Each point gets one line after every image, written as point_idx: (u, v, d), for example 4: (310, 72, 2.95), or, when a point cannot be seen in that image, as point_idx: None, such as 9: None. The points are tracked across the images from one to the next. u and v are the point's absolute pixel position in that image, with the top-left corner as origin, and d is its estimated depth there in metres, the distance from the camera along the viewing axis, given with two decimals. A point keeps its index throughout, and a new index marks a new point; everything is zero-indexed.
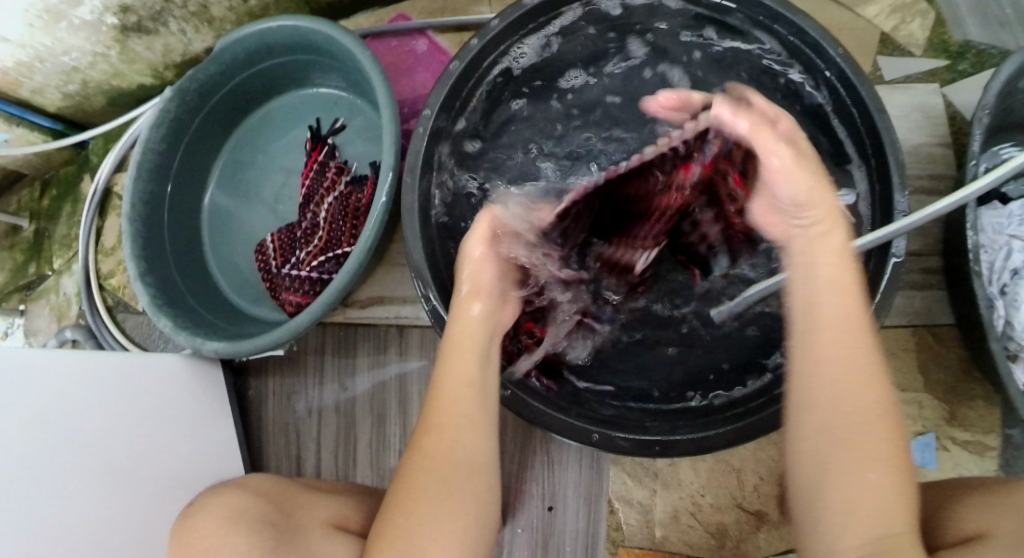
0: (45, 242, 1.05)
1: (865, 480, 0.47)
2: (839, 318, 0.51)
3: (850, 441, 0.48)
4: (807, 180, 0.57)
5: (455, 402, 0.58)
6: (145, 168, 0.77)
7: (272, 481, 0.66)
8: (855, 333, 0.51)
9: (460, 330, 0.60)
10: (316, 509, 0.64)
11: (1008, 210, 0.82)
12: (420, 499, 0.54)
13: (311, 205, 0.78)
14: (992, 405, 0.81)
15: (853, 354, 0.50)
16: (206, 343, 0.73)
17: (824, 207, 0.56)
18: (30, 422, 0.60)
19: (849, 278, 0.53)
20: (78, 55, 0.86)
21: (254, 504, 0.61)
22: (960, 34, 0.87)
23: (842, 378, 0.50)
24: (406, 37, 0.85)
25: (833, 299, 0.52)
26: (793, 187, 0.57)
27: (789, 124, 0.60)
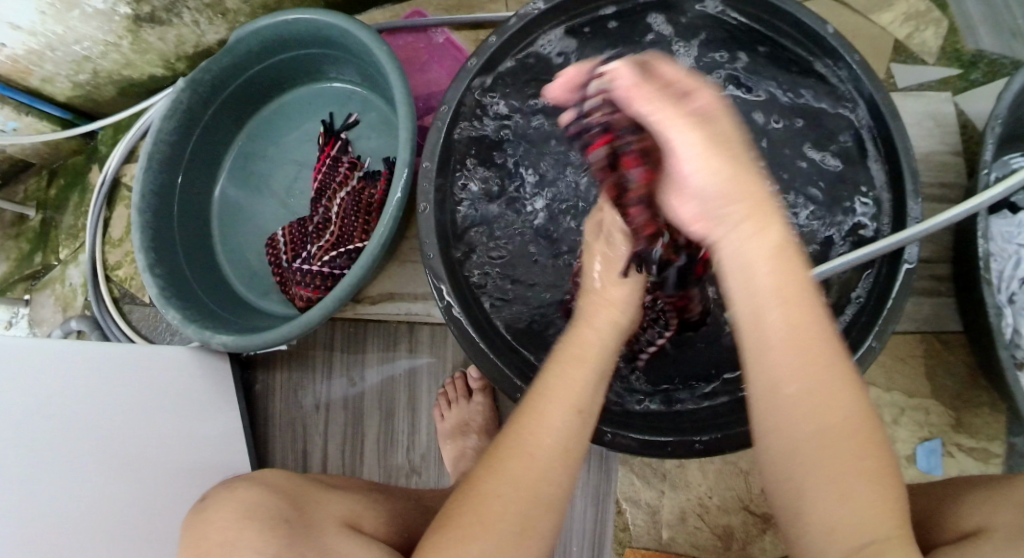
0: (52, 232, 1.05)
1: (836, 497, 0.39)
2: (789, 330, 0.41)
3: (824, 461, 0.39)
4: (712, 172, 0.43)
5: (554, 423, 0.46)
6: (155, 159, 0.77)
7: (286, 476, 0.64)
8: (807, 327, 0.41)
9: (575, 341, 0.50)
10: (332, 506, 0.62)
11: (1018, 219, 0.82)
12: (490, 516, 0.43)
13: (324, 199, 0.78)
14: (998, 413, 0.81)
15: (820, 364, 0.40)
16: (215, 336, 0.73)
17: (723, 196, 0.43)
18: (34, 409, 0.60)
19: (800, 280, 0.42)
20: (90, 45, 0.86)
21: (270, 498, 0.59)
22: (973, 44, 0.87)
23: (787, 398, 0.40)
24: (422, 32, 0.85)
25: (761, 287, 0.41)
26: (701, 179, 0.43)
27: (706, 95, 0.44)
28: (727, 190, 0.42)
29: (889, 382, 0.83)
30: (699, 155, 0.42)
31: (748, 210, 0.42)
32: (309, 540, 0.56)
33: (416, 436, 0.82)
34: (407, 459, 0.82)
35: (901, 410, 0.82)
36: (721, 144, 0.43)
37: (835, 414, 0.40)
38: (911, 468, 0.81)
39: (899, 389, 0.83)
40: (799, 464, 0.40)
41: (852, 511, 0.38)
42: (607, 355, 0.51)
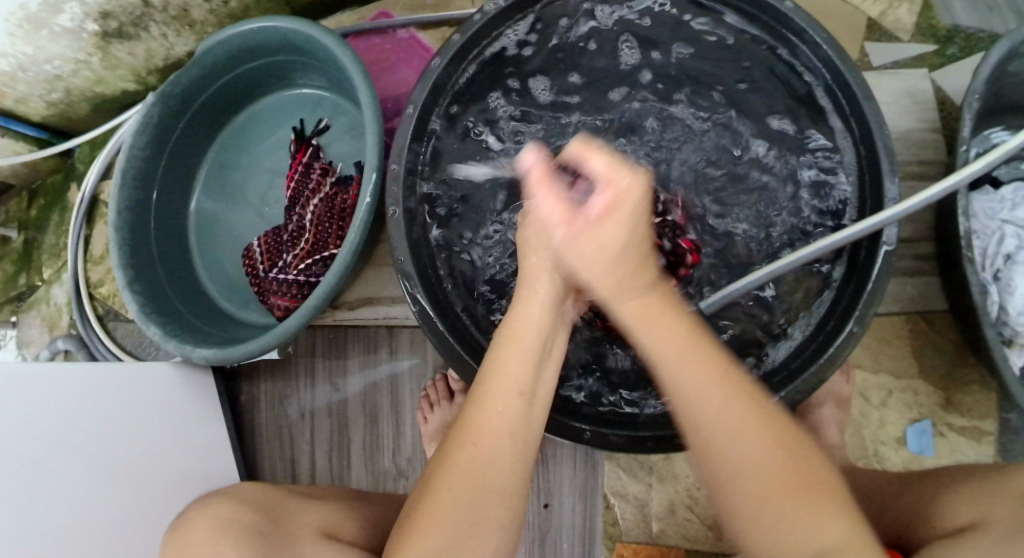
0: (35, 252, 1.05)
1: (771, 518, 0.44)
2: (681, 375, 0.46)
3: (752, 482, 0.44)
4: (611, 205, 0.49)
5: (492, 415, 0.47)
6: (130, 174, 0.77)
7: (261, 490, 0.67)
8: (700, 367, 0.46)
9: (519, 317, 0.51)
10: (309, 516, 0.64)
11: (1001, 194, 0.82)
12: (443, 506, 0.46)
13: (297, 207, 0.78)
14: (988, 390, 0.80)
15: (715, 394, 0.46)
16: (196, 349, 0.73)
17: (615, 245, 0.49)
18: (25, 432, 0.60)
19: (682, 333, 0.48)
20: (60, 63, 0.85)
21: (245, 512, 0.61)
22: (948, 19, 0.86)
23: (707, 431, 0.45)
24: (388, 33, 0.84)
25: (659, 334, 0.48)
26: (606, 223, 0.49)
27: (627, 182, 0.49)
28: (624, 257, 0.49)
29: (876, 364, 0.82)
30: (603, 229, 0.49)
31: (632, 277, 0.49)
32: (285, 548, 0.58)
33: (401, 441, 0.82)
34: (394, 463, 0.82)
35: (889, 392, 0.82)
36: (614, 219, 0.49)
37: (750, 437, 0.45)
38: (903, 450, 0.81)
39: (886, 370, 0.82)
40: (728, 493, 0.45)
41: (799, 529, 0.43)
42: (545, 334, 0.51)
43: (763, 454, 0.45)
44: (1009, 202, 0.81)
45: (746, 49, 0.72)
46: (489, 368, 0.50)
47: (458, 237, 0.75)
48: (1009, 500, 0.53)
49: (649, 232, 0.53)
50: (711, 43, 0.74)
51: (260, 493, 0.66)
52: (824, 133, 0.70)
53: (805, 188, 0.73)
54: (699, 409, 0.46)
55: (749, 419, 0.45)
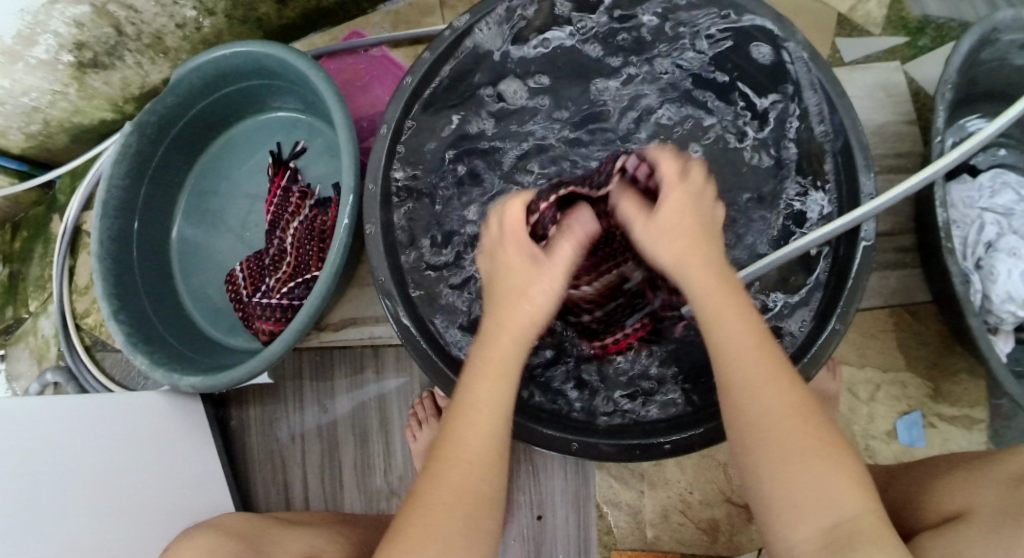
0: (20, 285, 1.04)
1: (801, 482, 0.45)
2: (732, 338, 0.49)
3: (788, 447, 0.46)
4: (674, 192, 0.56)
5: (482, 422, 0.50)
6: (111, 205, 0.77)
7: (244, 521, 0.67)
8: (747, 334, 0.49)
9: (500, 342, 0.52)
10: (290, 543, 0.64)
11: (978, 182, 0.83)
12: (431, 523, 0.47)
13: (277, 231, 0.78)
14: (976, 379, 0.81)
15: (765, 360, 0.49)
16: (184, 378, 0.73)
17: (682, 223, 0.55)
18: (19, 468, 0.60)
19: (739, 305, 0.51)
20: (37, 95, 0.85)
21: (226, 543, 0.61)
22: (918, 10, 0.87)
23: (750, 396, 0.48)
24: (361, 52, 0.84)
25: (719, 302, 0.51)
26: (666, 205, 0.56)
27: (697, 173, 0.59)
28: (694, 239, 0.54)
29: (862, 359, 0.83)
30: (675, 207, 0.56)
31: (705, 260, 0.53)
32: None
33: (392, 460, 0.82)
34: (386, 482, 0.82)
35: (877, 386, 0.82)
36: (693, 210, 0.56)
37: (787, 405, 0.47)
38: (894, 442, 0.81)
39: (873, 365, 0.83)
40: (761, 459, 0.47)
41: (822, 491, 0.45)
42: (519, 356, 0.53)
43: (795, 421, 0.47)
44: (987, 190, 0.82)
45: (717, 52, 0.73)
46: (467, 392, 0.51)
47: (435, 252, 0.75)
48: (996, 485, 0.54)
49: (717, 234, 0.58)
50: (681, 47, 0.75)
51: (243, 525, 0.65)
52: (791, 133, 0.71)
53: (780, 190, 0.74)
54: (749, 373, 0.48)
55: (785, 383, 0.48)
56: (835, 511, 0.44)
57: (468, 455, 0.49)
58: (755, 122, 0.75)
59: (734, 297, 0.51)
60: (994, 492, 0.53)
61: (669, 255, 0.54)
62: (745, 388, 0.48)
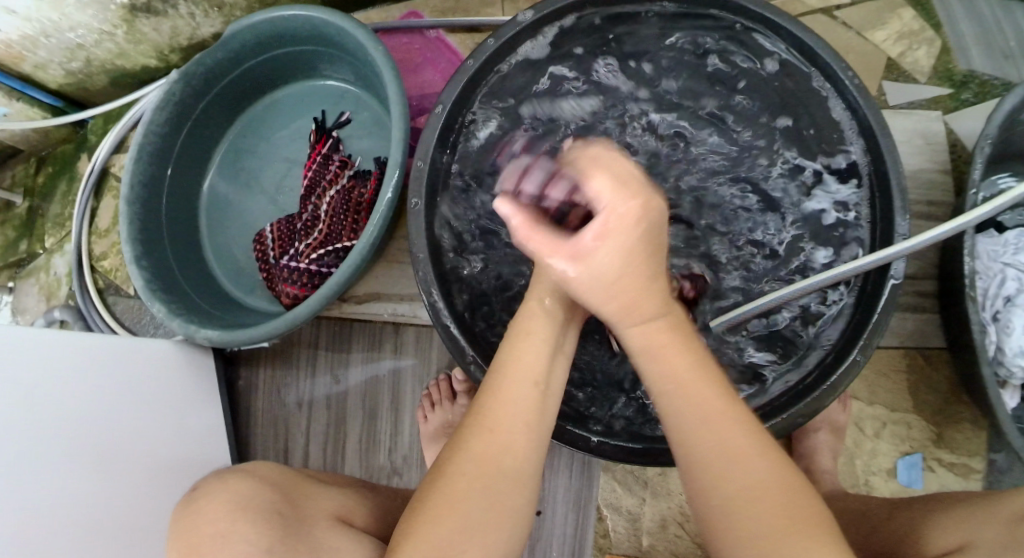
0: (38, 220, 1.04)
1: (764, 537, 0.41)
2: (676, 386, 0.45)
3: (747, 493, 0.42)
4: (616, 241, 0.44)
5: (514, 404, 0.47)
6: (146, 150, 0.77)
7: (277, 469, 0.65)
8: (696, 381, 0.45)
9: (527, 316, 0.51)
10: (321, 501, 0.63)
11: (1004, 238, 0.81)
12: (457, 496, 0.45)
13: (313, 197, 0.78)
14: (979, 429, 0.81)
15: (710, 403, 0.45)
16: (200, 330, 0.72)
17: (622, 267, 0.45)
18: (23, 412, 0.59)
19: (677, 350, 0.46)
20: (84, 33, 0.85)
21: (262, 491, 0.60)
22: (964, 64, 0.88)
23: (700, 452, 0.44)
24: (416, 33, 0.85)
25: (666, 360, 0.46)
26: (602, 260, 0.44)
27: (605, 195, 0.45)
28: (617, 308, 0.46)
29: (872, 396, 0.84)
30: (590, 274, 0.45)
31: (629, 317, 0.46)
32: (302, 539, 0.57)
33: (397, 439, 0.82)
34: (389, 460, 0.82)
35: (883, 423, 0.83)
36: (614, 277, 0.45)
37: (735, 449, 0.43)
38: (892, 481, 0.82)
39: (881, 403, 0.83)
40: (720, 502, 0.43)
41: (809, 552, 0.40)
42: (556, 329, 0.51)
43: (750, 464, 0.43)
44: (1012, 246, 0.81)
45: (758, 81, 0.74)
46: (502, 366, 0.49)
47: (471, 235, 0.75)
48: (995, 523, 0.54)
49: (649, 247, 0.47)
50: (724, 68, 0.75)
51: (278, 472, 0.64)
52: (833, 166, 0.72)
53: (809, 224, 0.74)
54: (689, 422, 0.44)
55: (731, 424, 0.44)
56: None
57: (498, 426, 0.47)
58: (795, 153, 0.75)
59: (686, 349, 0.46)
60: (994, 530, 0.54)
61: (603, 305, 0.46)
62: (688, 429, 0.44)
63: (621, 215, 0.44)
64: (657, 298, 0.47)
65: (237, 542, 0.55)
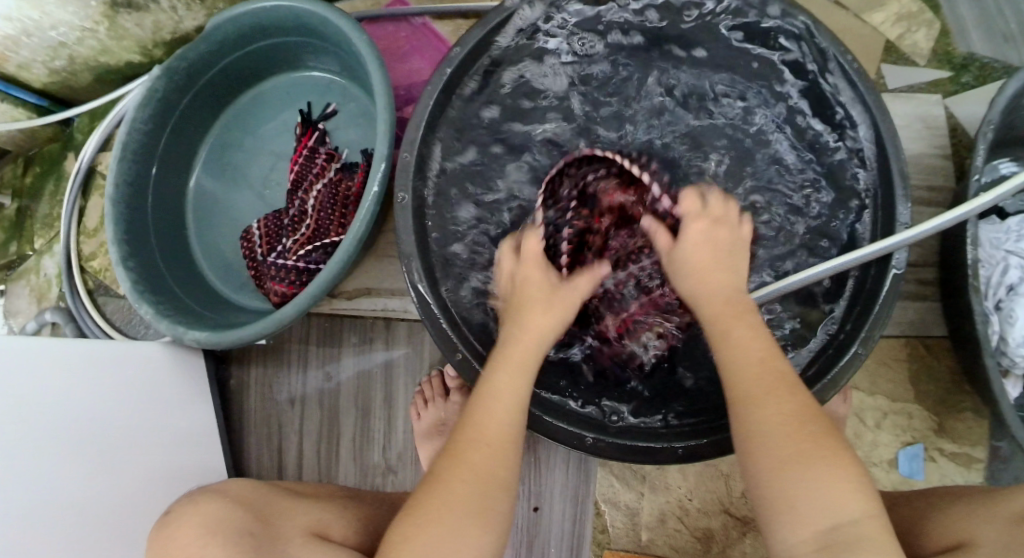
0: (27, 221, 1.02)
1: (797, 480, 0.45)
2: (738, 360, 0.51)
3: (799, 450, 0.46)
4: (697, 239, 0.59)
5: (497, 414, 0.52)
6: (129, 148, 0.75)
7: (251, 486, 0.65)
8: (760, 360, 0.51)
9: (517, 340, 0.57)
10: (298, 516, 0.64)
11: (1007, 225, 0.79)
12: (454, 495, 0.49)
13: (300, 191, 0.77)
14: (981, 419, 0.80)
15: (767, 381, 0.49)
16: (188, 331, 0.71)
17: (702, 257, 0.58)
18: (10, 421, 0.58)
19: (752, 335, 0.52)
20: (66, 31, 0.83)
21: (231, 513, 0.60)
22: (964, 46, 0.85)
23: (751, 406, 0.48)
24: (403, 21, 0.83)
25: (726, 333, 0.53)
26: (685, 246, 0.59)
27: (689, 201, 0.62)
28: (697, 287, 0.57)
29: (873, 387, 0.82)
30: (686, 258, 0.59)
31: (706, 305, 0.56)
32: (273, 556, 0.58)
33: (391, 436, 0.81)
34: (383, 458, 0.81)
35: (884, 414, 0.81)
36: (704, 260, 0.58)
37: (785, 415, 0.47)
38: (893, 472, 0.80)
39: (882, 393, 0.82)
40: (767, 459, 0.47)
41: (840, 492, 0.44)
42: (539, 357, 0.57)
43: (802, 427, 0.47)
44: (1015, 233, 0.78)
45: (749, 68, 0.72)
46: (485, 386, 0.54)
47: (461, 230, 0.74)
48: (997, 519, 0.53)
49: (723, 262, 0.58)
50: (715, 51, 0.73)
51: (248, 492, 0.64)
52: (830, 151, 0.70)
53: (804, 212, 0.73)
54: (746, 392, 0.49)
55: (784, 395, 0.48)
56: (831, 514, 0.44)
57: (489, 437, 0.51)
58: (791, 138, 0.73)
59: (744, 325, 0.53)
60: (996, 528, 0.52)
61: (686, 284, 0.59)
62: (749, 396, 0.49)
63: (697, 231, 0.60)
64: (734, 290, 0.56)
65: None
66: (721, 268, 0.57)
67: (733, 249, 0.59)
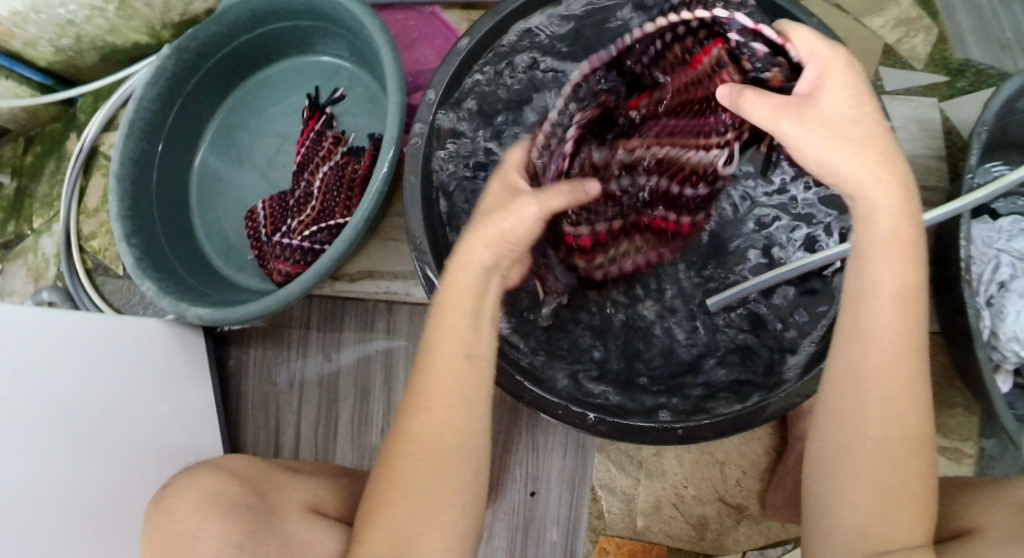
0: (26, 200, 1.02)
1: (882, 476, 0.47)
2: (883, 315, 0.48)
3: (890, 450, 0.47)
4: (854, 109, 0.50)
5: (441, 383, 0.51)
6: (137, 125, 0.75)
7: (248, 462, 0.66)
8: (901, 324, 0.48)
9: (451, 289, 0.52)
10: (294, 491, 0.65)
11: (999, 225, 0.81)
12: (409, 470, 0.51)
13: (306, 173, 0.77)
14: (970, 414, 0.81)
15: (900, 352, 0.48)
16: (191, 308, 0.71)
17: (838, 130, 0.49)
18: (15, 387, 0.58)
19: (904, 282, 0.48)
20: (75, 8, 0.84)
21: (229, 485, 0.60)
22: (960, 52, 0.88)
23: (871, 384, 0.48)
24: (412, 10, 0.84)
25: (884, 271, 0.48)
26: (833, 110, 0.50)
27: (831, 78, 0.50)
28: (854, 169, 0.48)
29: None
30: (823, 138, 0.49)
31: (864, 228, 0.49)
32: (269, 531, 0.58)
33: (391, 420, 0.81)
34: (381, 441, 0.81)
35: None
36: (849, 137, 0.49)
37: (899, 402, 0.48)
38: None
39: None
40: (864, 448, 0.48)
41: (897, 513, 0.47)
42: (475, 295, 0.52)
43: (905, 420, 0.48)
44: (1006, 233, 0.80)
45: None
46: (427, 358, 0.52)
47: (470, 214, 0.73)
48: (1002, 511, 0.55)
49: (870, 127, 0.49)
50: None
51: (246, 467, 0.65)
52: None
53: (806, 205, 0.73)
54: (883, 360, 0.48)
55: (910, 378, 0.48)
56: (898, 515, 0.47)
57: (433, 407, 0.51)
58: None
59: (900, 273, 0.48)
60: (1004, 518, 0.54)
61: (832, 162, 0.49)
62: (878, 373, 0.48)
63: (834, 95, 0.50)
64: (889, 185, 0.48)
65: (204, 535, 0.56)
66: (865, 144, 0.49)
67: (874, 122, 0.50)
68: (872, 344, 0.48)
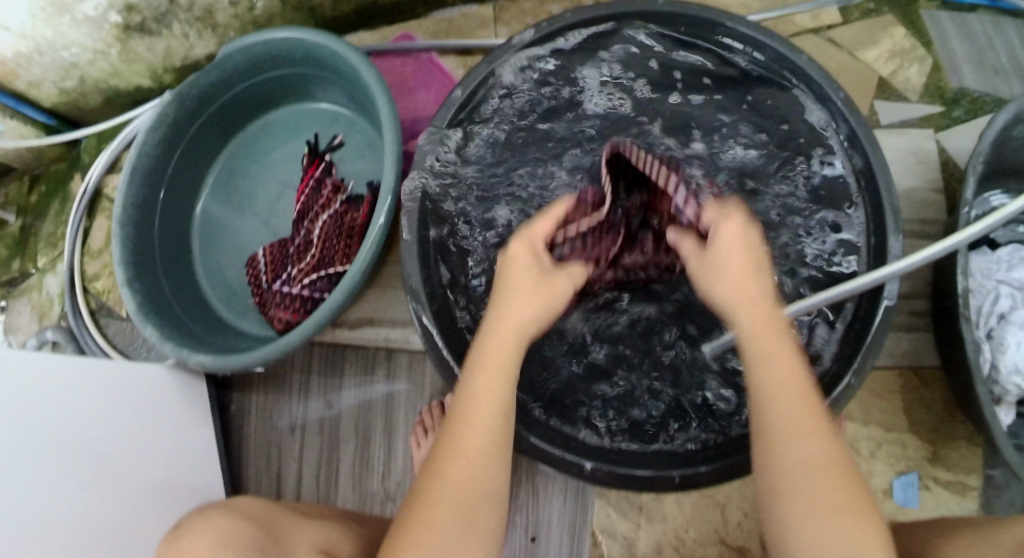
0: (31, 239, 1.03)
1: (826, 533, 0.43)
2: (776, 390, 0.46)
3: (824, 503, 0.44)
4: (735, 235, 0.53)
5: (481, 425, 0.49)
6: (139, 171, 0.76)
7: (257, 505, 0.67)
8: (795, 381, 0.47)
9: (496, 338, 0.52)
10: (304, 534, 0.65)
11: (998, 255, 0.81)
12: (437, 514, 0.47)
13: (306, 221, 0.78)
14: (974, 447, 0.81)
15: (801, 418, 0.46)
16: (193, 355, 0.71)
17: (738, 256, 0.52)
18: (24, 433, 0.59)
19: (790, 357, 0.48)
20: (78, 51, 0.85)
21: (241, 527, 0.61)
22: (955, 82, 0.88)
23: (789, 441, 0.45)
24: (410, 57, 0.85)
25: (770, 351, 0.48)
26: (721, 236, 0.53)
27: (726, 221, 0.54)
28: (737, 297, 0.50)
29: (867, 417, 0.83)
30: (717, 266, 0.52)
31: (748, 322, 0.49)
32: None
33: (392, 464, 0.82)
34: (382, 487, 0.82)
35: (878, 444, 0.82)
36: (744, 264, 0.51)
37: (823, 465, 0.44)
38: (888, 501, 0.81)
39: (876, 423, 0.83)
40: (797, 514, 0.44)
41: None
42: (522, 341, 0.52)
43: (827, 480, 0.44)
44: (1004, 263, 0.80)
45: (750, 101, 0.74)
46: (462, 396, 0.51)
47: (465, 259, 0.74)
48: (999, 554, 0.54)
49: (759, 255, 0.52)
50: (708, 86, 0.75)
51: (257, 509, 0.65)
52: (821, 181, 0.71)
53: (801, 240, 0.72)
54: (782, 423, 0.45)
55: (819, 436, 0.45)
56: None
57: (471, 452, 0.49)
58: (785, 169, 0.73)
59: (784, 344, 0.48)
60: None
61: (724, 295, 0.51)
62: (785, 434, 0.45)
63: (731, 226, 0.53)
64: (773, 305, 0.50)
65: None
66: (756, 270, 0.51)
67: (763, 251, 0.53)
68: (768, 413, 0.46)
